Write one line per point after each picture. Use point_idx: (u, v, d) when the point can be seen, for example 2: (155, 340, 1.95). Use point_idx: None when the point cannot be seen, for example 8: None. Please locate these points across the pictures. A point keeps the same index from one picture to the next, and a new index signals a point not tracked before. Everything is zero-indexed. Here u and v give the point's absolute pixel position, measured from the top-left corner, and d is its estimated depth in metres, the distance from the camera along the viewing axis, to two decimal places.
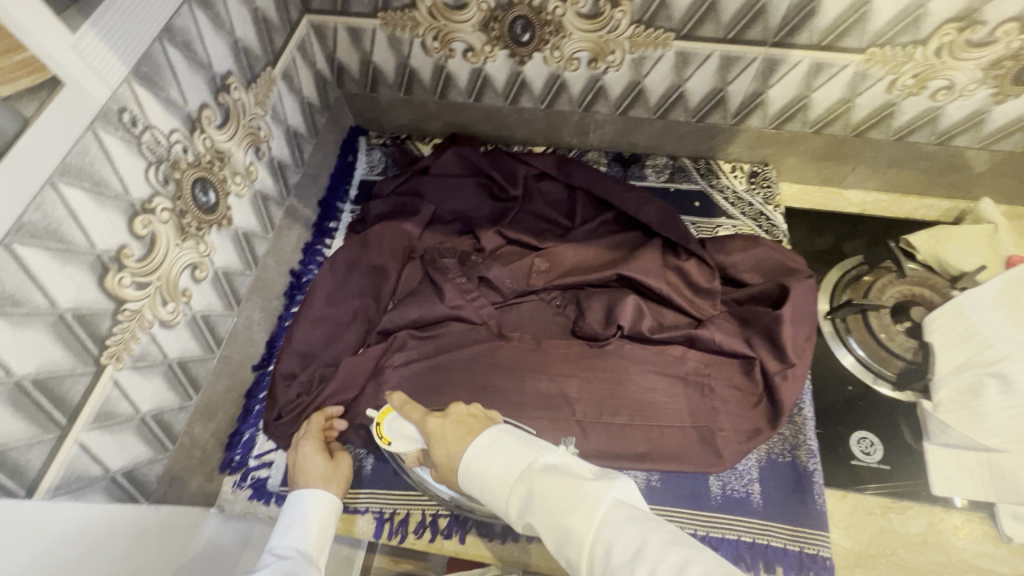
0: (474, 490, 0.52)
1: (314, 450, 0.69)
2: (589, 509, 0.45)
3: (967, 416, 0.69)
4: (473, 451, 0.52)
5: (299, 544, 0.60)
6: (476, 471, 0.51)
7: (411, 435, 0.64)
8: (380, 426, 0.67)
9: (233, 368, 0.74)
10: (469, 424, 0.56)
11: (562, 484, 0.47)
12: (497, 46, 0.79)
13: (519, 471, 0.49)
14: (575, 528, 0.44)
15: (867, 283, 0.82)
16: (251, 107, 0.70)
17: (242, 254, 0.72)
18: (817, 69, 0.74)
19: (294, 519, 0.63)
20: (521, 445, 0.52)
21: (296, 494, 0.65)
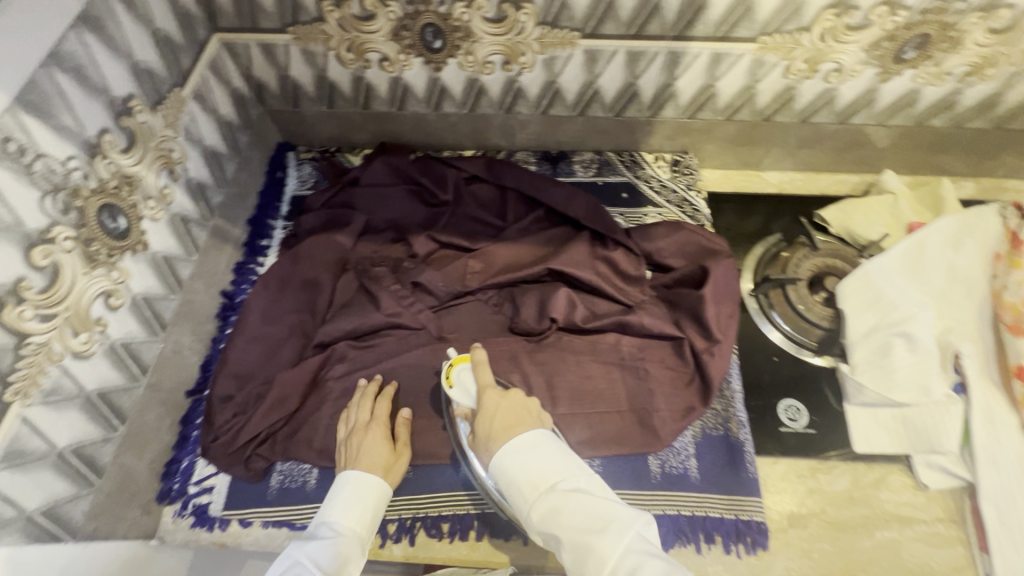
0: (501, 484, 0.55)
1: (378, 438, 0.68)
2: (617, 534, 0.46)
3: (879, 374, 0.74)
4: (512, 449, 0.54)
5: (354, 527, 0.61)
6: (510, 469, 0.54)
7: (471, 393, 0.67)
8: (451, 367, 0.70)
9: (163, 396, 0.72)
10: (520, 416, 0.58)
11: (594, 505, 0.48)
12: (411, 55, 0.80)
13: (551, 482, 0.51)
14: (599, 550, 0.45)
15: (785, 259, 0.86)
16: (161, 128, 0.69)
17: (163, 278, 0.71)
18: (717, 59, 0.77)
19: (353, 498, 0.63)
20: (559, 457, 0.54)
21: (356, 475, 0.65)
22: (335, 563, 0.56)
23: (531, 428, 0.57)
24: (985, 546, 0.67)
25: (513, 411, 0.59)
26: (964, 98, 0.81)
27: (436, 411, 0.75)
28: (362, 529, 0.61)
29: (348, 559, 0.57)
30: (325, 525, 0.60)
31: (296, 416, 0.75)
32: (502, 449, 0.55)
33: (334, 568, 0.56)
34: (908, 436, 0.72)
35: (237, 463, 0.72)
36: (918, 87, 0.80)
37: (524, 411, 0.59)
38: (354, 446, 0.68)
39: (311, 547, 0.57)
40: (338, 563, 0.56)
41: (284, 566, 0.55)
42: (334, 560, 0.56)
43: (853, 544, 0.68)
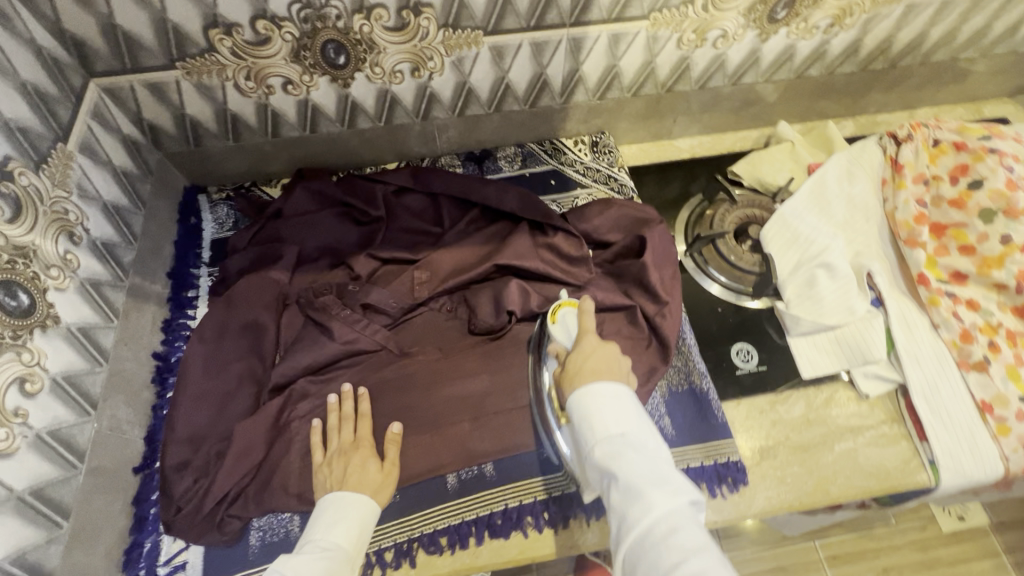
0: (574, 413, 0.60)
1: (364, 458, 0.69)
2: (668, 495, 0.51)
3: (809, 305, 0.81)
4: (593, 391, 0.59)
5: (344, 542, 0.62)
6: (588, 405, 0.59)
7: (570, 334, 0.72)
8: (556, 307, 0.75)
9: (109, 480, 0.65)
10: (610, 367, 0.63)
11: (654, 465, 0.53)
12: (316, 74, 0.77)
13: (621, 432, 0.56)
14: (649, 499, 0.50)
15: (710, 216, 0.92)
16: (50, 190, 0.62)
17: (84, 351, 0.65)
18: (615, 40, 0.81)
19: (338, 514, 0.64)
20: (634, 412, 0.59)
21: (342, 493, 0.66)
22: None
23: (615, 382, 0.61)
24: (923, 435, 0.75)
25: (603, 361, 0.63)
26: (833, 46, 0.90)
27: (412, 427, 0.74)
28: (351, 542, 0.63)
29: None
30: (310, 543, 0.62)
31: (265, 467, 0.71)
32: (585, 388, 0.61)
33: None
34: (844, 355, 0.79)
35: (209, 530, 0.67)
36: (793, 43, 0.88)
37: (615, 366, 0.63)
38: (340, 465, 0.69)
39: (300, 565, 0.60)
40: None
41: None
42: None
43: (818, 461, 0.74)
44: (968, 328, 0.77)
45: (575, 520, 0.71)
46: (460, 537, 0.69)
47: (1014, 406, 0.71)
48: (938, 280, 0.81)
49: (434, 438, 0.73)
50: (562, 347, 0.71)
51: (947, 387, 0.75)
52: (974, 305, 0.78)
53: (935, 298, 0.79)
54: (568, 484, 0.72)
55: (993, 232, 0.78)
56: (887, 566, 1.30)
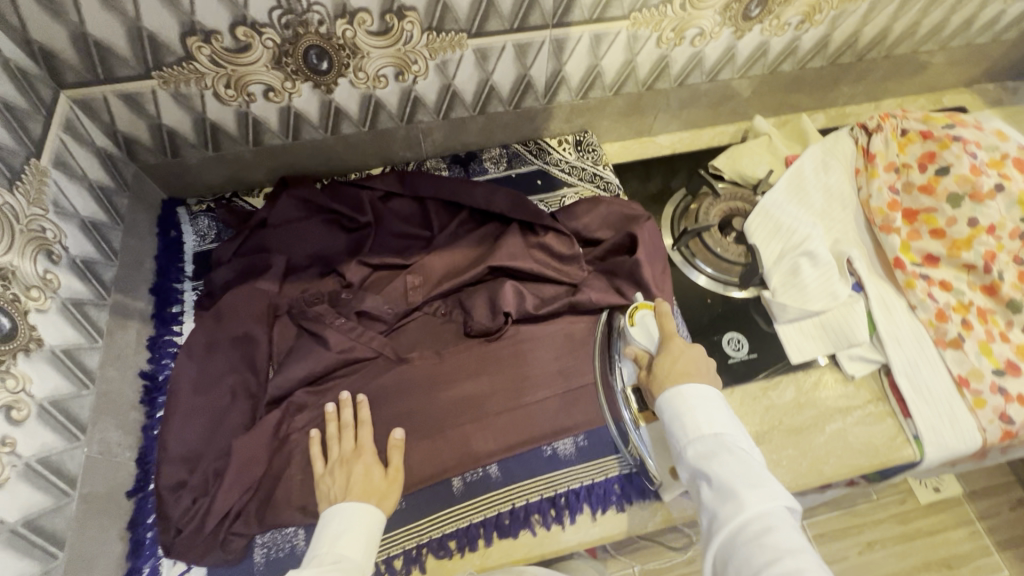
0: (666, 413, 0.65)
1: (367, 464, 0.69)
2: (764, 497, 0.55)
3: (794, 292, 0.83)
4: (685, 393, 0.64)
5: (349, 552, 0.61)
6: (679, 407, 0.64)
7: (650, 336, 0.75)
8: (636, 309, 0.78)
9: (101, 505, 0.63)
10: (697, 368, 0.68)
11: (749, 467, 0.57)
12: (298, 81, 0.76)
13: (716, 433, 0.61)
14: (742, 499, 0.54)
15: (694, 210, 0.94)
16: (25, 208, 0.60)
17: (70, 374, 0.62)
18: (597, 40, 0.82)
19: (343, 526, 0.63)
20: (724, 416, 0.63)
21: (348, 504, 0.65)
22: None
23: (702, 382, 0.66)
24: (906, 412, 0.78)
25: (692, 362, 0.68)
26: (804, 42, 0.93)
27: (414, 433, 0.74)
28: (358, 553, 0.61)
29: None
30: (318, 558, 0.61)
31: (266, 481, 0.69)
32: (675, 388, 0.66)
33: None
34: (829, 338, 0.82)
35: (211, 550, 0.65)
36: (766, 39, 0.91)
37: (702, 367, 0.68)
38: (343, 473, 0.68)
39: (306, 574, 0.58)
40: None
41: None
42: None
43: (811, 443, 0.77)
44: (943, 308, 0.81)
45: (581, 515, 0.72)
46: (468, 539, 0.69)
47: (987, 380, 0.76)
48: (913, 263, 0.84)
49: (436, 442, 0.73)
50: (642, 349, 0.74)
51: (926, 365, 0.79)
52: (947, 286, 0.82)
53: (911, 281, 0.82)
54: (572, 480, 0.73)
55: (961, 216, 0.82)
56: (871, 540, 1.35)
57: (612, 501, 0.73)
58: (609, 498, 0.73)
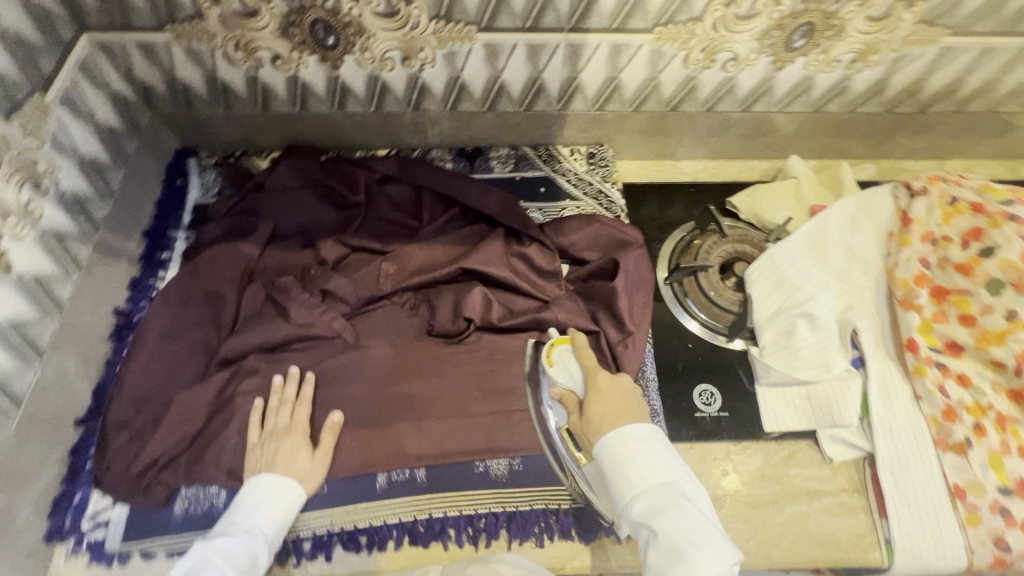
0: (606, 458, 0.59)
1: (294, 444, 0.68)
2: (712, 558, 0.52)
3: (784, 354, 0.76)
4: (628, 438, 0.59)
5: (266, 528, 0.63)
6: (622, 454, 0.59)
7: (570, 374, 0.71)
8: (551, 347, 0.74)
9: (45, 428, 0.67)
10: (629, 404, 0.64)
11: (697, 522, 0.54)
12: (305, 52, 0.77)
13: (663, 483, 0.56)
14: (692, 563, 0.52)
15: (697, 246, 0.88)
16: (19, 139, 0.63)
17: (34, 299, 0.66)
18: (616, 51, 0.77)
19: (262, 499, 0.64)
20: (669, 460, 0.59)
21: (271, 478, 0.66)
22: (244, 561, 0.60)
23: (640, 421, 0.62)
24: (883, 512, 0.70)
25: (623, 400, 0.64)
26: (855, 83, 0.84)
27: (351, 422, 0.73)
28: (274, 529, 0.64)
29: (256, 560, 0.61)
30: (234, 525, 0.63)
31: (200, 439, 0.71)
32: (615, 431, 0.61)
33: (244, 566, 0.60)
34: (812, 412, 0.75)
35: (134, 493, 0.68)
36: (810, 74, 0.82)
37: (634, 403, 0.64)
38: (271, 448, 0.68)
39: (224, 544, 0.61)
40: (248, 560, 0.61)
41: (193, 564, 0.59)
42: (243, 558, 0.60)
43: (765, 521, 0.71)
44: (953, 405, 0.71)
45: (496, 540, 0.70)
46: (377, 538, 0.69)
47: (989, 496, 0.66)
48: (931, 348, 0.74)
49: (373, 434, 0.72)
50: (568, 391, 0.69)
51: (918, 465, 0.70)
52: (965, 381, 0.72)
53: (922, 367, 0.73)
54: (495, 503, 0.71)
55: (998, 305, 0.71)
56: None
57: (532, 533, 0.70)
58: (530, 530, 0.70)
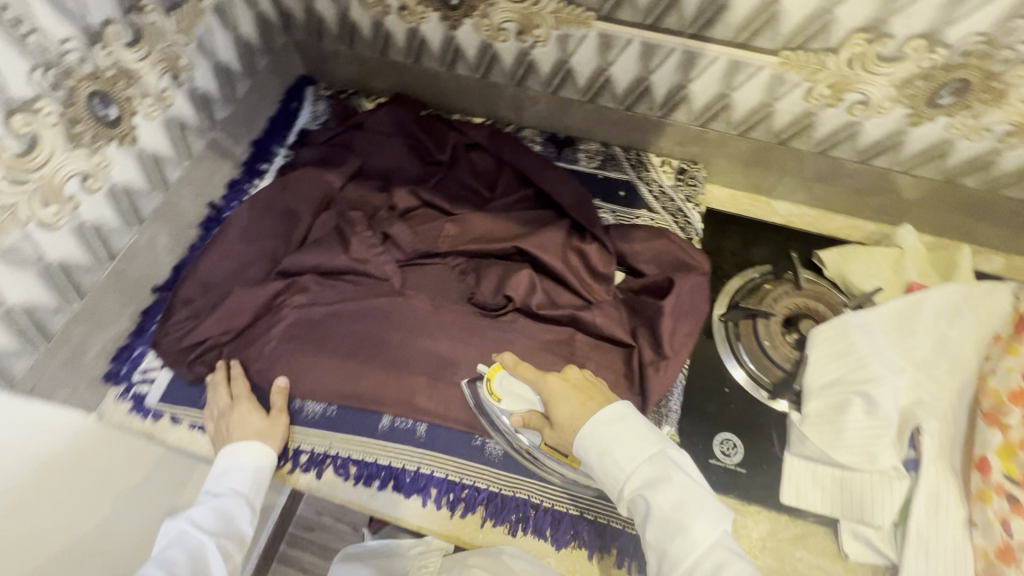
0: (590, 448, 0.58)
1: (249, 410, 0.72)
2: (708, 522, 0.52)
3: (827, 431, 0.69)
4: (609, 419, 0.58)
5: (238, 489, 0.68)
6: (605, 438, 0.57)
7: (519, 396, 0.70)
8: (488, 382, 0.71)
9: (127, 285, 0.76)
10: (591, 393, 0.63)
11: (689, 490, 0.53)
12: (429, 8, 0.80)
13: (650, 456, 0.56)
14: (690, 532, 0.51)
15: (765, 291, 0.82)
16: (171, 33, 0.72)
17: (148, 174, 0.75)
18: (734, 67, 0.73)
19: (227, 464, 0.70)
20: (650, 434, 0.58)
21: (231, 446, 0.70)
22: (218, 522, 0.66)
23: (613, 402, 0.61)
24: None
25: (582, 392, 0.63)
26: (1003, 160, 0.74)
27: (372, 360, 0.77)
28: (246, 488, 0.69)
29: (231, 519, 0.67)
30: (207, 493, 0.68)
31: (246, 334, 0.79)
32: (593, 419, 0.59)
33: (220, 526, 0.66)
34: (841, 500, 0.67)
35: (181, 363, 0.77)
36: (951, 138, 0.73)
37: (595, 391, 0.63)
38: (225, 424, 0.72)
39: (194, 513, 0.66)
40: (222, 520, 0.66)
41: (170, 534, 0.64)
42: (217, 521, 0.66)
43: None
44: (1013, 545, 0.59)
45: (472, 514, 0.71)
46: (367, 473, 0.73)
47: None
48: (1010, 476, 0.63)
49: (390, 377, 0.76)
50: (529, 411, 0.67)
51: None
52: None
53: (987, 493, 0.63)
54: (480, 478, 0.72)
55: None
56: None
57: (508, 519, 0.70)
58: (507, 516, 0.70)
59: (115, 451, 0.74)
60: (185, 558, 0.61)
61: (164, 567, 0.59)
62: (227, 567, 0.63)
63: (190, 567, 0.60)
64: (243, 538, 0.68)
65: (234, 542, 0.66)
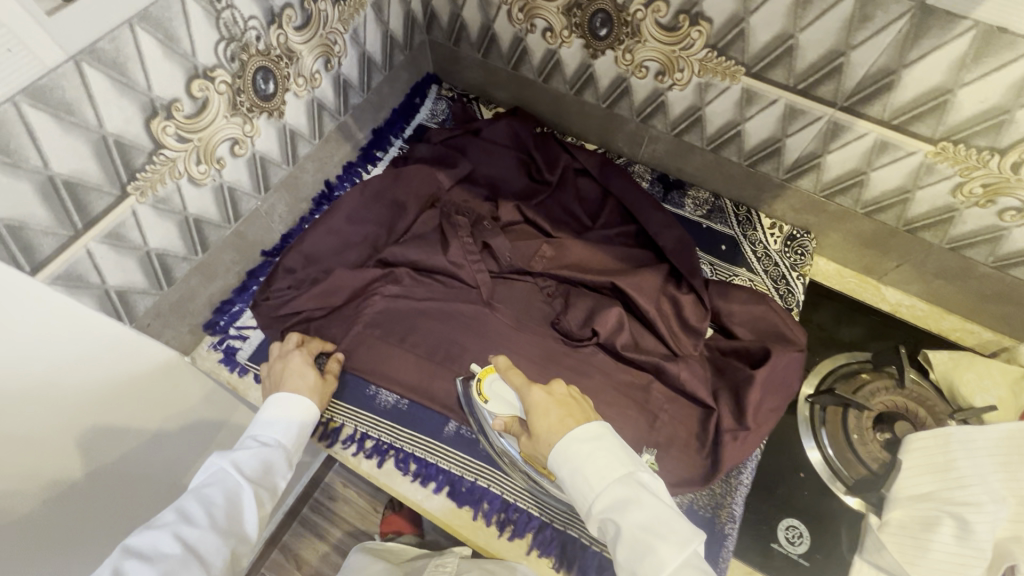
0: (561, 467, 0.55)
1: (302, 367, 0.74)
2: (679, 544, 0.48)
3: (910, 545, 0.64)
4: (577, 437, 0.56)
5: (282, 441, 0.67)
6: (577, 457, 0.54)
7: (508, 399, 0.67)
8: (479, 383, 0.70)
9: (244, 246, 0.81)
10: (571, 409, 0.59)
11: (659, 510, 0.50)
12: (574, 34, 0.81)
13: (621, 474, 0.53)
14: (660, 556, 0.48)
15: (861, 381, 0.78)
16: (333, 21, 0.76)
17: (284, 147, 0.79)
18: (881, 147, 0.70)
19: (278, 414, 0.68)
20: (623, 453, 0.55)
21: (287, 395, 0.70)
22: (258, 469, 0.63)
23: (592, 419, 0.58)
24: None
25: (564, 404, 0.60)
26: None
27: (450, 364, 0.79)
28: (288, 442, 0.67)
29: (270, 469, 0.64)
30: (252, 437, 0.66)
31: (337, 313, 0.82)
32: (563, 439, 0.56)
33: (259, 473, 0.63)
34: None
35: (273, 328, 0.80)
36: None
37: (582, 405, 0.60)
38: (280, 369, 0.73)
39: (238, 454, 0.63)
40: (261, 469, 0.63)
41: (210, 471, 0.61)
42: (258, 468, 0.63)
43: None
44: None
45: (519, 540, 0.71)
46: (427, 473, 0.74)
47: None
48: None
49: None
50: (511, 416, 0.66)
51: None
52: None
53: None
54: (532, 505, 0.72)
55: None
56: None
57: (553, 552, 0.70)
58: (553, 549, 0.70)
59: (182, 384, 0.71)
60: (223, 498, 0.58)
61: (202, 503, 0.57)
62: (257, 515, 0.60)
63: (225, 508, 0.58)
64: (276, 492, 0.64)
65: (268, 492, 0.62)
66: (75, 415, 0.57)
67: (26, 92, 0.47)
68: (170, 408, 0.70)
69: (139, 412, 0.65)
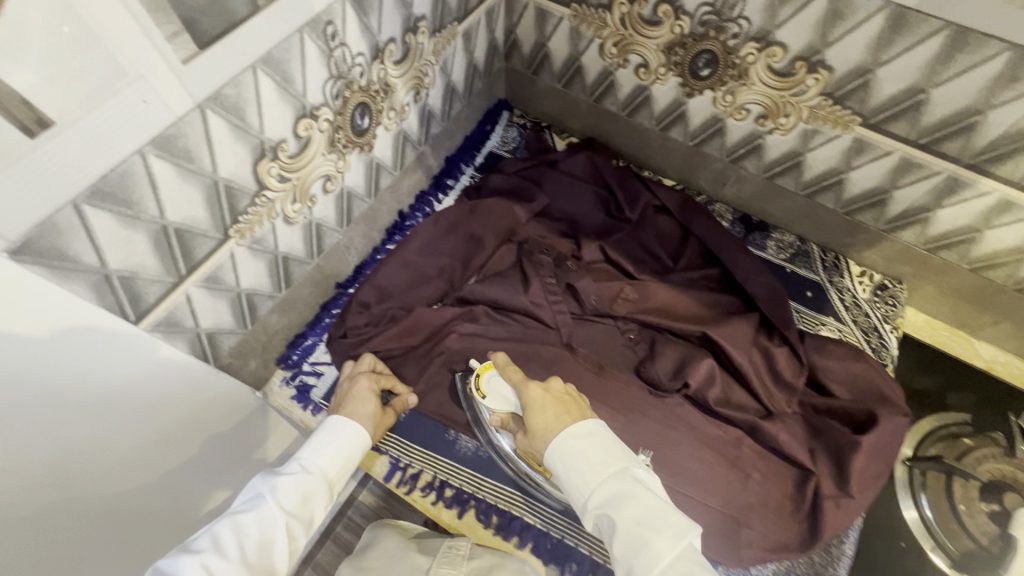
0: (556, 463, 0.52)
1: (366, 396, 0.68)
2: (675, 538, 0.45)
3: None
4: (571, 433, 0.53)
5: (325, 469, 0.58)
6: (572, 453, 0.51)
7: (509, 398, 0.65)
8: (477, 379, 0.67)
9: (321, 279, 0.79)
10: (569, 405, 0.57)
11: (654, 503, 0.47)
12: (672, 72, 0.78)
13: (617, 469, 0.50)
14: (654, 549, 0.44)
15: (965, 446, 0.75)
16: (427, 54, 0.73)
17: (367, 181, 0.76)
18: (1004, 207, 0.67)
19: (328, 440, 0.59)
20: (619, 449, 0.52)
21: (338, 422, 0.62)
22: (298, 499, 0.54)
23: (586, 415, 0.55)
24: None
25: (562, 400, 0.57)
26: None
27: None
28: (332, 471, 0.58)
29: (310, 500, 0.55)
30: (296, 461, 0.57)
31: (412, 351, 0.78)
32: (560, 434, 0.53)
33: (298, 505, 0.53)
34: None
35: None
36: None
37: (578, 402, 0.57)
38: (344, 394, 0.69)
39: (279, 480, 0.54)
40: (300, 500, 0.54)
41: (248, 495, 0.52)
42: (298, 497, 0.54)
43: None
44: None
45: None
46: (512, 526, 0.71)
47: None
48: None
49: None
50: (509, 413, 0.64)
51: None
52: None
53: None
54: None
55: None
56: None
57: None
58: None
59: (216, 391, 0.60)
60: (258, 530, 0.49)
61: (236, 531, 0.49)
62: (289, 552, 0.51)
63: (258, 543, 0.49)
64: (312, 527, 0.55)
65: (304, 527, 0.53)
66: (84, 431, 0.44)
67: (154, 143, 0.44)
68: (208, 413, 0.59)
69: (165, 425, 0.53)
